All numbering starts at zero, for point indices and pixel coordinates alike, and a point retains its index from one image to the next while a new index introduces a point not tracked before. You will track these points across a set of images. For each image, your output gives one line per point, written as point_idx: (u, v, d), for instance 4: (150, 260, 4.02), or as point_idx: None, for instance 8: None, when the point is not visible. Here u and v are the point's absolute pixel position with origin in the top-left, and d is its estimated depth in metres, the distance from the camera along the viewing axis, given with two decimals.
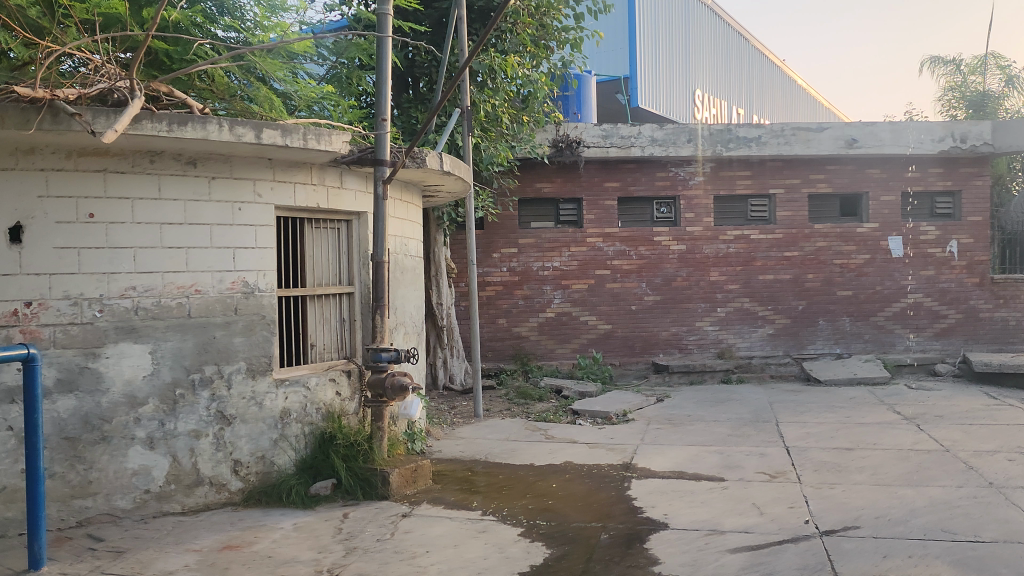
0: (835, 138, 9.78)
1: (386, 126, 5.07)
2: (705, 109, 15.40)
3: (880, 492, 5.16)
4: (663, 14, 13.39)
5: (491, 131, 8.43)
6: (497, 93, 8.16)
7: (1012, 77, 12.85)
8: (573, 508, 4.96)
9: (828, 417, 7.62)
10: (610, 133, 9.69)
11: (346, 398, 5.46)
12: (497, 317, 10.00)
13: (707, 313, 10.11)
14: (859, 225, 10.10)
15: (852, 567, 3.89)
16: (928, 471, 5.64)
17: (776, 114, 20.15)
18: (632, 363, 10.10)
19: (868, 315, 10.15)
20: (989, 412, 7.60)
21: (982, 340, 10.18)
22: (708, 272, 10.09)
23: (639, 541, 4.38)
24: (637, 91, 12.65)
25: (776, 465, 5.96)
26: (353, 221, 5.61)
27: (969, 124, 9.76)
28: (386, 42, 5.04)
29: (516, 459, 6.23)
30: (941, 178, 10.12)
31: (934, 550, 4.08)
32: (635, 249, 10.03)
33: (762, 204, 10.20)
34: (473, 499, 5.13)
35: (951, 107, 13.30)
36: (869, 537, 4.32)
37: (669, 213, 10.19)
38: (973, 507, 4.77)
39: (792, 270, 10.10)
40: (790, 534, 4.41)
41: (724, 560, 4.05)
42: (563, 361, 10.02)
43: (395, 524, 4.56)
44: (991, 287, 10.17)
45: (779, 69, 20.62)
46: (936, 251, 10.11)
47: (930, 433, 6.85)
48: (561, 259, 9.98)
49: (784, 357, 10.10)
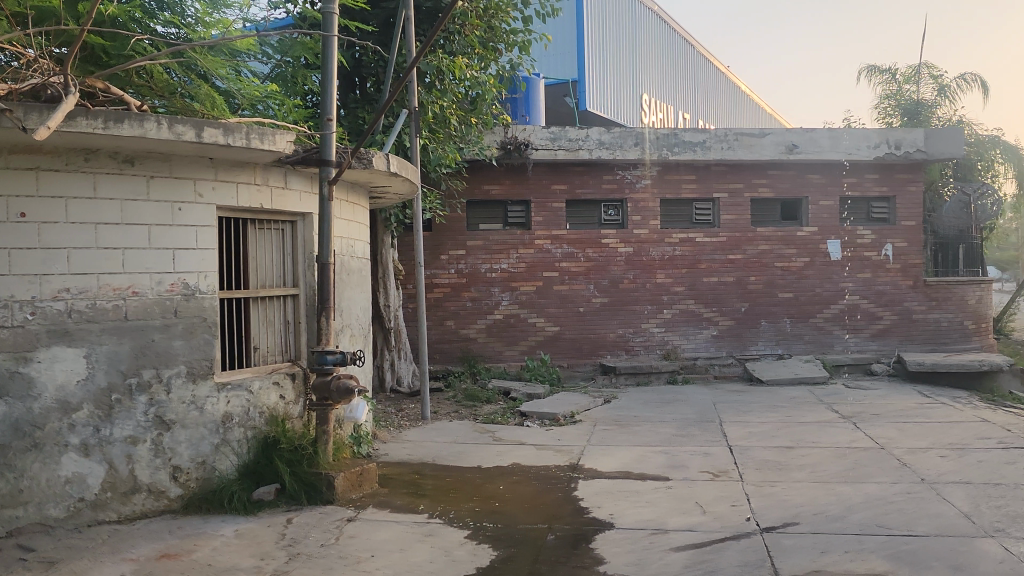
0: (776, 144, 10.00)
1: (332, 126, 5.02)
2: (651, 113, 15.61)
3: (819, 489, 5.28)
4: (610, 19, 13.53)
5: (439, 132, 8.39)
6: (445, 94, 8.13)
7: (944, 87, 13.33)
8: (520, 509, 4.96)
9: (770, 417, 7.77)
10: (558, 136, 9.75)
11: (291, 402, 5.36)
12: (445, 320, 9.97)
13: (653, 314, 10.23)
14: (800, 229, 10.34)
15: (791, 563, 3.97)
16: (864, 469, 5.80)
17: (720, 119, 20.52)
18: (579, 365, 10.15)
19: (808, 316, 10.39)
20: (923, 411, 7.83)
21: (916, 341, 10.51)
22: (655, 274, 10.21)
23: (584, 541, 4.40)
24: (585, 94, 12.75)
25: (720, 464, 6.06)
26: (297, 222, 5.54)
27: (903, 131, 10.10)
28: (332, 42, 4.98)
29: (464, 461, 6.22)
30: (877, 184, 10.42)
31: (870, 545, 4.18)
32: (583, 251, 10.10)
33: (706, 208, 10.37)
34: (419, 502, 5.10)
35: (886, 115, 13.71)
36: (808, 533, 4.42)
37: (616, 216, 10.26)
38: (907, 503, 4.91)
39: (735, 272, 10.29)
40: (732, 532, 4.49)
41: (667, 559, 4.10)
42: (511, 362, 10.05)
43: (341, 529, 4.51)
44: (924, 289, 10.51)
45: (723, 76, 21.01)
46: (872, 254, 10.40)
47: (866, 432, 7.04)
48: (508, 261, 10.01)
49: (728, 358, 10.28)
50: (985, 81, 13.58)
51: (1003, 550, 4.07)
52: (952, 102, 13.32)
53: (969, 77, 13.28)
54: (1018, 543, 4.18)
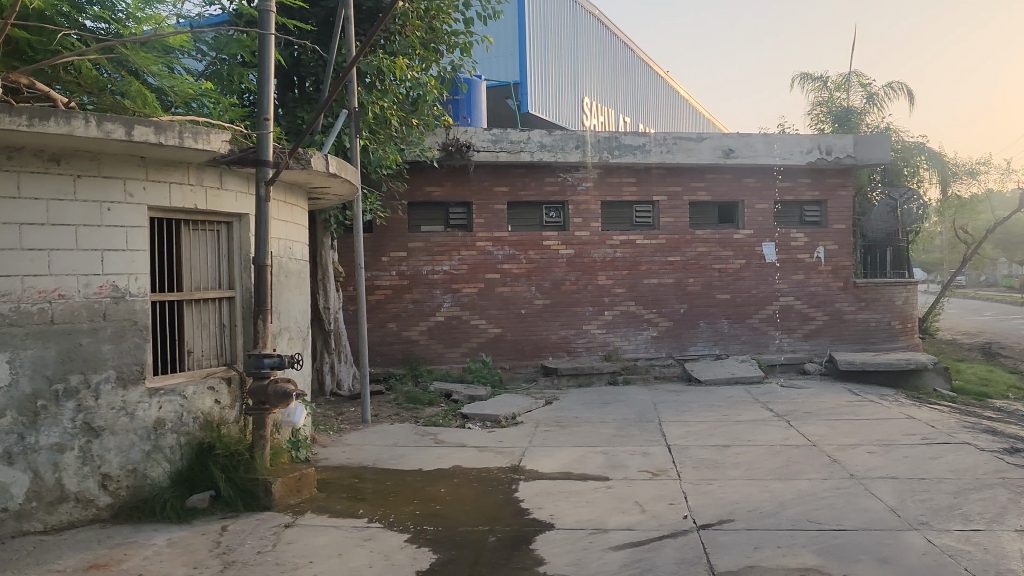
0: (713, 148, 10.20)
1: (269, 126, 4.94)
2: (592, 117, 15.79)
3: (754, 487, 5.40)
4: (551, 22, 13.61)
5: (380, 132, 8.31)
6: (386, 95, 8.06)
7: (872, 95, 13.79)
8: (461, 512, 4.96)
9: (707, 416, 7.91)
10: (500, 138, 9.73)
11: (226, 407, 5.26)
12: (386, 322, 9.92)
13: (594, 316, 10.33)
14: (736, 232, 10.56)
15: (726, 559, 4.05)
16: (797, 465, 5.95)
17: (659, 122, 20.83)
18: (522, 366, 10.18)
19: (744, 317, 10.62)
20: (853, 409, 8.08)
21: (846, 340, 10.84)
22: (596, 275, 10.31)
23: (525, 542, 4.43)
24: (526, 97, 12.81)
25: (659, 464, 6.15)
26: (233, 223, 5.44)
27: (834, 137, 10.38)
28: (269, 40, 4.89)
29: (404, 464, 6.18)
30: (809, 188, 10.71)
31: (801, 540, 4.30)
32: (524, 253, 10.14)
33: (646, 210, 10.50)
34: (359, 506, 5.06)
35: (819, 121, 14.11)
36: (742, 529, 4.52)
37: (558, 218, 10.32)
38: (836, 499, 5.06)
39: (674, 274, 10.46)
40: (669, 530, 4.56)
41: (606, 558, 4.14)
42: (453, 364, 10.03)
43: (278, 535, 4.44)
44: (854, 291, 10.84)
45: (663, 80, 21.35)
46: (805, 257, 10.68)
47: (798, 430, 7.21)
48: (450, 263, 9.99)
49: (667, 358, 10.44)
50: (911, 90, 14.09)
51: (928, 542, 4.23)
52: (879, 110, 13.79)
53: (896, 85, 13.76)
54: (941, 536, 4.34)
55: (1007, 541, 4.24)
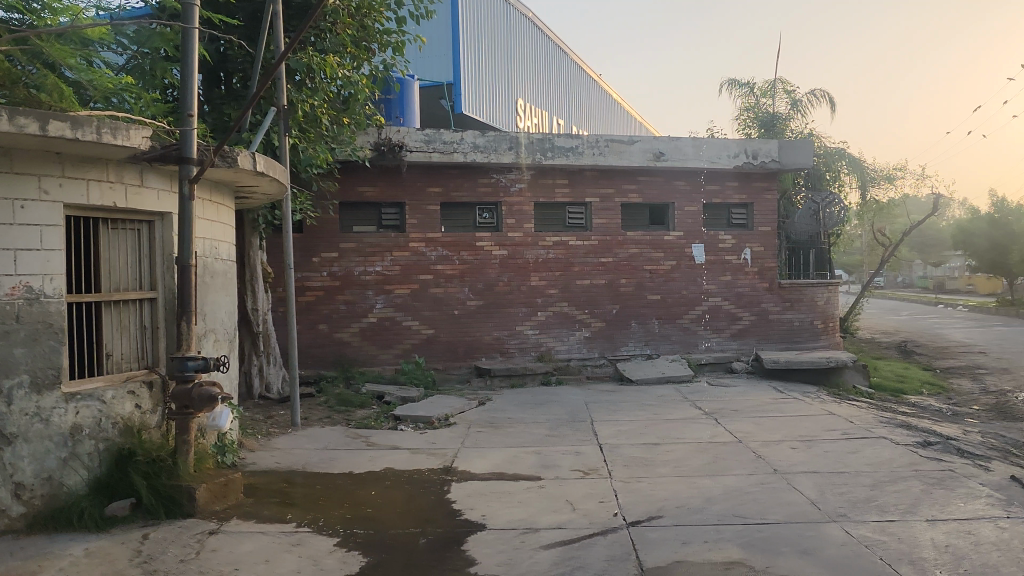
0: (644, 151, 10.36)
1: (192, 122, 4.81)
2: (526, 118, 15.86)
3: (682, 483, 5.50)
4: (485, 23, 13.62)
5: (310, 131, 8.18)
6: (317, 93, 7.94)
7: (796, 102, 14.19)
8: (392, 514, 4.91)
9: (638, 415, 8.03)
10: (432, 138, 9.72)
11: (148, 411, 5.11)
12: (317, 323, 9.80)
13: (527, 317, 10.38)
14: (666, 233, 10.74)
15: (656, 555, 4.11)
16: (724, 462, 6.09)
17: (592, 125, 21.08)
18: (455, 367, 10.16)
19: (674, 317, 10.81)
20: (778, 406, 8.30)
21: (772, 339, 11.13)
22: (529, 276, 10.35)
23: (457, 543, 4.41)
24: (460, 97, 12.79)
25: (590, 462, 6.21)
26: (155, 222, 5.29)
27: (760, 142, 10.67)
28: (193, 35, 4.75)
29: (334, 467, 6.10)
30: (736, 191, 10.97)
31: (727, 534, 4.40)
32: (457, 254, 10.12)
33: (579, 212, 10.57)
34: (288, 511, 4.97)
35: (746, 126, 14.48)
36: (671, 525, 4.60)
37: (491, 219, 10.32)
38: (761, 493, 5.20)
39: (607, 275, 10.58)
40: (599, 528, 4.61)
41: (537, 557, 4.16)
42: (386, 366, 9.95)
43: (202, 543, 4.32)
44: (779, 292, 11.15)
45: (596, 83, 21.62)
46: (732, 258, 10.94)
47: (725, 427, 7.38)
48: (382, 263, 9.91)
49: (600, 358, 10.56)
50: (832, 97, 14.57)
51: (847, 533, 4.37)
52: (803, 116, 14.21)
53: (818, 93, 14.21)
54: (859, 527, 4.50)
55: (921, 530, 4.41)
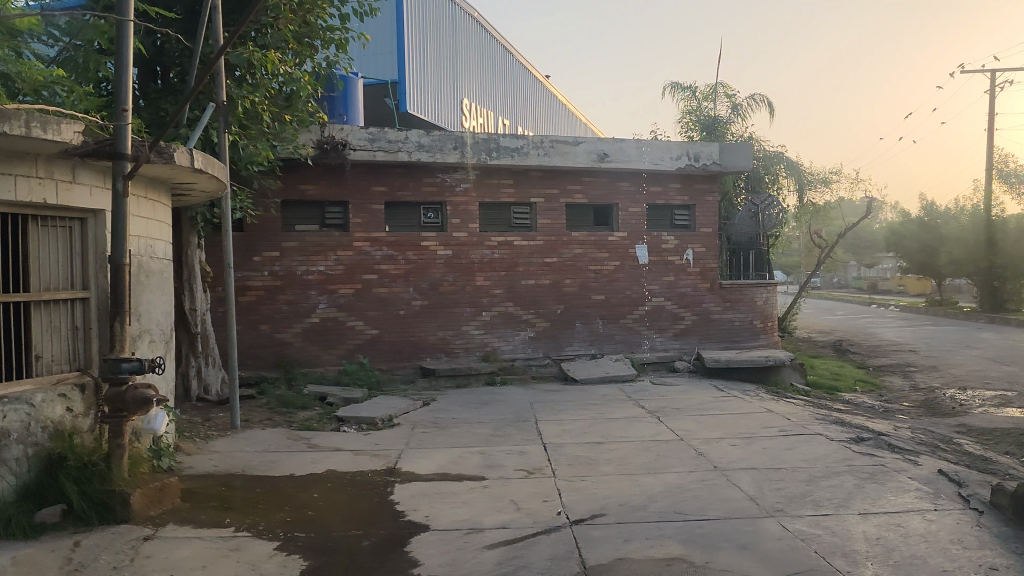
0: (588, 152, 10.42)
1: (127, 117, 4.67)
2: (471, 118, 15.85)
3: (625, 481, 5.56)
4: (430, 21, 13.55)
5: (251, 128, 8.03)
6: (258, 90, 7.76)
7: (736, 105, 14.52)
8: (334, 517, 4.85)
9: (582, 414, 8.09)
10: (377, 137, 9.63)
11: (79, 414, 4.95)
12: (258, 323, 9.64)
13: (472, 317, 10.37)
14: (610, 234, 10.84)
15: (598, 553, 4.14)
16: (666, 459, 6.18)
17: (538, 126, 21.19)
18: (399, 368, 10.09)
19: (618, 317, 10.92)
20: (718, 404, 8.45)
21: (713, 339, 11.34)
22: (474, 276, 10.34)
23: (399, 545, 4.38)
24: (405, 95, 12.70)
25: (534, 462, 6.23)
26: (87, 220, 5.13)
27: (701, 145, 10.89)
28: (128, 28, 4.61)
29: (274, 470, 6.00)
30: (679, 193, 11.13)
31: (668, 531, 4.46)
32: (402, 254, 10.05)
33: (524, 212, 10.59)
34: (226, 515, 4.86)
35: (688, 129, 14.72)
36: (613, 523, 4.64)
37: (435, 219, 10.28)
38: (701, 490, 5.29)
39: (552, 275, 10.63)
40: (543, 527, 4.62)
41: (481, 557, 4.16)
42: (329, 367, 9.83)
43: (136, 549, 4.20)
44: (720, 292, 11.36)
45: (541, 84, 21.73)
46: (675, 259, 11.10)
47: (667, 425, 7.48)
48: (326, 263, 9.79)
49: (544, 358, 10.61)
50: (771, 101, 14.92)
51: (783, 528, 4.47)
52: (743, 120, 14.54)
53: (758, 97, 14.53)
54: (795, 521, 4.60)
55: (854, 524, 4.54)
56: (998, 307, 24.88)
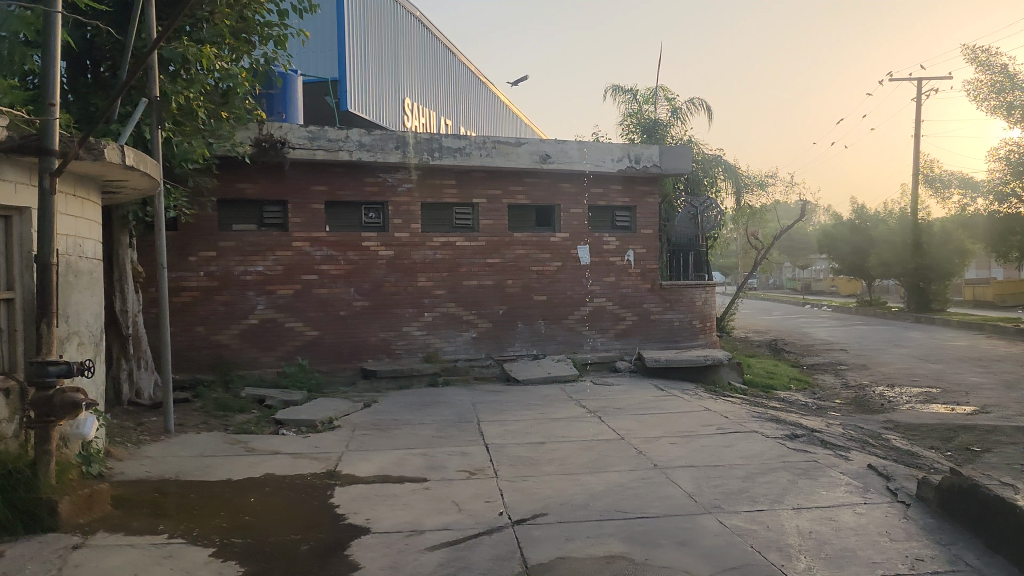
0: (531, 153, 10.45)
1: (56, 112, 4.51)
2: (413, 118, 15.76)
3: (566, 481, 5.59)
4: (371, 20, 13.44)
5: (186, 125, 7.80)
6: (193, 86, 7.54)
7: (676, 109, 14.77)
8: (272, 522, 4.76)
9: (525, 414, 8.11)
10: (317, 136, 9.51)
11: (3, 421, 4.67)
12: (194, 325, 9.42)
13: (414, 317, 10.30)
14: (552, 235, 10.89)
15: (540, 553, 4.15)
16: (607, 458, 6.24)
17: (481, 126, 21.21)
18: (340, 370, 9.97)
19: (560, 318, 10.99)
20: (658, 403, 8.58)
21: (653, 339, 11.48)
22: (416, 277, 10.27)
23: (339, 548, 4.32)
24: (346, 94, 12.57)
25: (475, 462, 6.22)
26: (13, 217, 4.95)
27: (642, 147, 11.04)
28: (55, 19, 4.45)
29: (210, 475, 5.87)
30: (620, 194, 11.22)
31: (609, 529, 4.50)
32: (343, 254, 9.94)
33: (467, 212, 10.56)
34: (160, 522, 4.74)
35: (629, 132, 14.89)
36: (555, 522, 4.66)
37: (377, 219, 10.18)
38: (641, 488, 5.36)
39: (494, 276, 10.63)
40: (484, 528, 4.62)
41: (422, 559, 4.13)
42: (267, 369, 9.65)
43: (63, 559, 4.06)
44: (660, 293, 11.51)
45: (484, 84, 21.77)
46: (616, 260, 11.21)
47: (608, 424, 7.56)
48: (264, 263, 9.62)
49: (487, 359, 10.60)
50: (709, 106, 15.21)
51: (720, 524, 4.56)
52: (682, 123, 14.79)
53: (696, 101, 14.80)
54: (732, 517, 4.70)
55: (788, 518, 4.65)
56: (924, 307, 25.84)
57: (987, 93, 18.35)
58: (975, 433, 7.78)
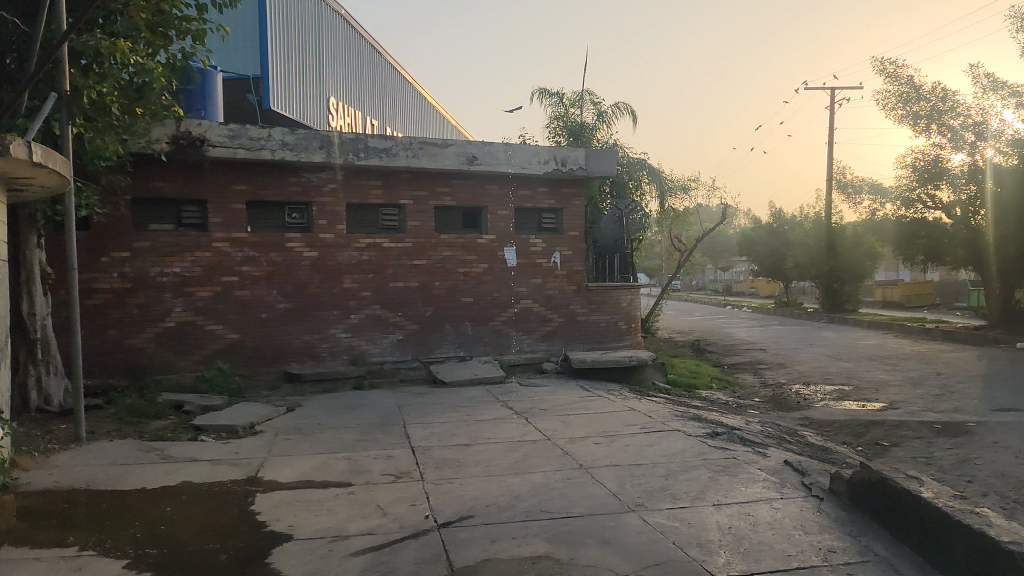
0: (458, 155, 10.41)
1: None
2: (338, 117, 15.55)
3: (492, 482, 5.59)
4: (295, 16, 13.21)
5: (98, 121, 7.47)
6: (105, 80, 7.20)
7: (602, 113, 14.98)
8: (190, 532, 4.60)
9: (450, 416, 8.08)
10: (237, 134, 9.28)
11: None
12: (106, 328, 9.08)
13: (339, 320, 10.14)
14: (479, 236, 10.89)
15: (465, 555, 4.14)
16: (533, 459, 6.27)
17: (407, 126, 21.08)
18: (262, 373, 9.74)
19: (487, 319, 11.00)
20: (583, 404, 8.66)
21: (580, 340, 11.58)
22: (341, 278, 10.13)
23: (259, 556, 4.22)
24: (268, 92, 12.33)
25: (401, 466, 6.16)
26: None
27: (568, 150, 11.11)
28: None
29: (124, 483, 5.65)
30: (546, 196, 11.27)
31: (534, 529, 4.52)
32: (265, 255, 9.72)
33: (392, 213, 10.48)
34: (69, 534, 4.53)
35: (555, 134, 15.03)
36: (480, 524, 4.65)
37: (301, 220, 10.04)
38: (566, 488, 5.40)
39: (420, 278, 10.56)
40: (409, 532, 4.58)
41: (346, 565, 4.07)
42: (185, 373, 9.36)
43: None
44: (587, 294, 11.62)
45: (411, 84, 21.66)
46: (542, 262, 11.27)
47: (534, 426, 7.60)
48: (181, 265, 9.34)
49: (413, 361, 10.51)
50: (634, 110, 15.48)
51: (643, 522, 4.63)
52: (608, 127, 15.01)
53: (622, 105, 15.04)
54: (654, 515, 4.77)
55: (708, 514, 4.76)
56: (837, 307, 26.84)
57: (895, 102, 19.21)
58: (884, 429, 8.12)
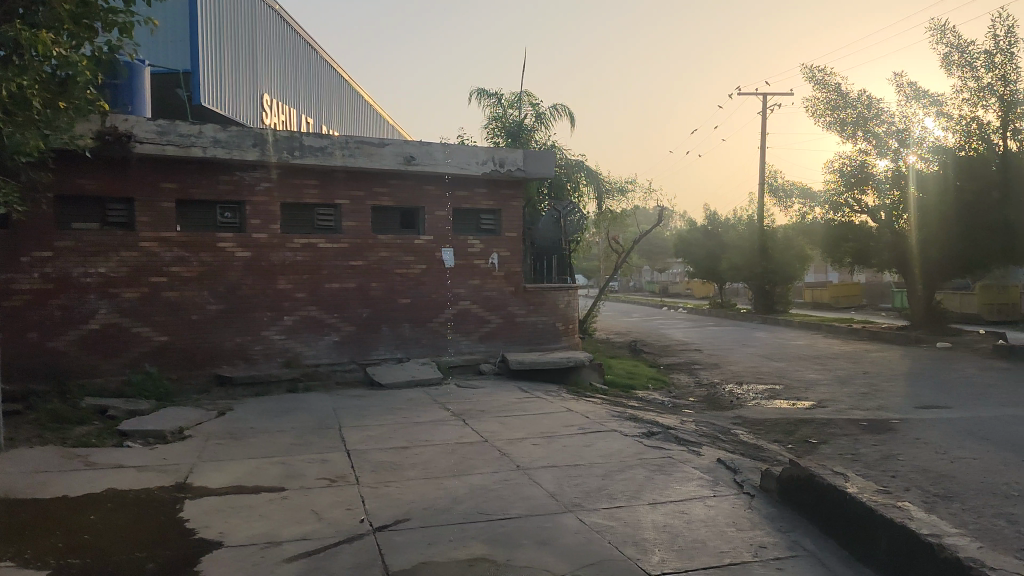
0: (395, 154, 10.30)
1: None
2: (271, 115, 15.23)
3: (429, 485, 5.54)
4: (228, 10, 12.90)
5: (18, 115, 7.12)
6: (26, 73, 6.87)
7: (540, 114, 15.03)
8: (116, 541, 4.44)
9: (387, 419, 7.98)
10: (167, 130, 9.02)
11: None
12: (26, 331, 8.73)
13: (272, 321, 9.93)
14: (417, 237, 10.80)
15: (403, 559, 4.08)
16: (470, 461, 6.24)
17: (343, 125, 20.79)
18: (192, 377, 9.47)
19: (424, 321, 10.92)
20: (522, 405, 8.66)
21: (518, 341, 11.57)
22: (275, 279, 9.92)
23: (187, 565, 4.08)
24: (199, 87, 12.00)
25: (336, 470, 6.06)
26: None
27: (506, 150, 11.11)
28: None
29: (44, 492, 5.42)
30: (485, 198, 11.24)
31: (472, 532, 4.49)
32: (195, 255, 9.47)
33: (328, 213, 10.31)
34: None
35: (494, 135, 15.02)
36: (417, 527, 4.60)
37: (233, 219, 9.80)
38: (504, 489, 5.38)
39: (357, 278, 10.42)
40: (344, 536, 4.50)
41: (278, 570, 3.98)
42: (110, 377, 9.04)
43: None
44: (525, 296, 11.62)
45: (348, 82, 21.38)
46: (480, 263, 11.24)
47: (472, 427, 7.56)
48: (107, 265, 9.03)
49: (349, 363, 10.36)
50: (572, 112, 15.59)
51: (580, 522, 4.64)
52: (546, 128, 15.07)
53: (560, 107, 15.13)
54: (591, 515, 4.79)
55: (643, 513, 4.80)
56: (770, 308, 27.48)
57: (823, 109, 19.82)
58: (812, 427, 8.33)
